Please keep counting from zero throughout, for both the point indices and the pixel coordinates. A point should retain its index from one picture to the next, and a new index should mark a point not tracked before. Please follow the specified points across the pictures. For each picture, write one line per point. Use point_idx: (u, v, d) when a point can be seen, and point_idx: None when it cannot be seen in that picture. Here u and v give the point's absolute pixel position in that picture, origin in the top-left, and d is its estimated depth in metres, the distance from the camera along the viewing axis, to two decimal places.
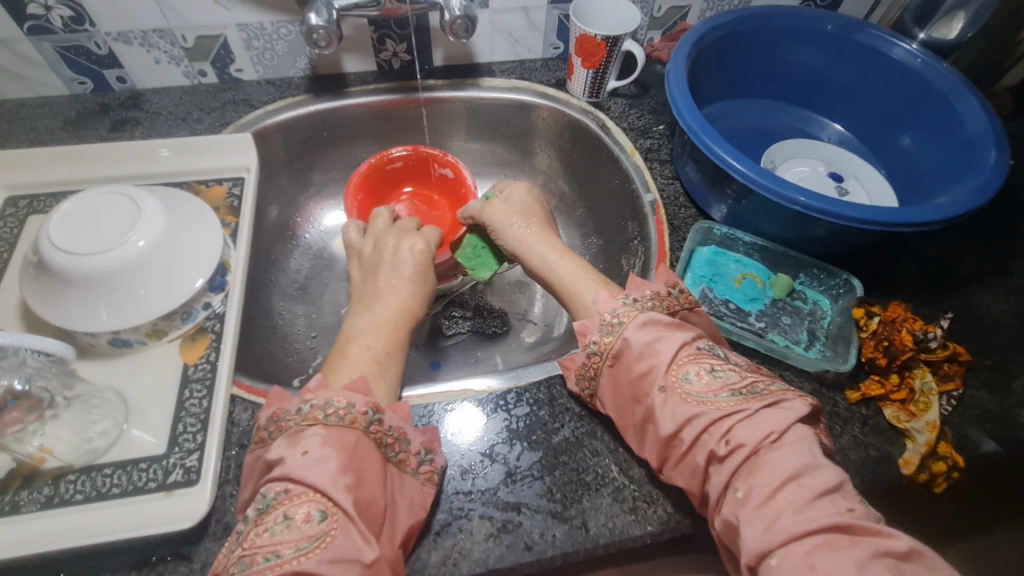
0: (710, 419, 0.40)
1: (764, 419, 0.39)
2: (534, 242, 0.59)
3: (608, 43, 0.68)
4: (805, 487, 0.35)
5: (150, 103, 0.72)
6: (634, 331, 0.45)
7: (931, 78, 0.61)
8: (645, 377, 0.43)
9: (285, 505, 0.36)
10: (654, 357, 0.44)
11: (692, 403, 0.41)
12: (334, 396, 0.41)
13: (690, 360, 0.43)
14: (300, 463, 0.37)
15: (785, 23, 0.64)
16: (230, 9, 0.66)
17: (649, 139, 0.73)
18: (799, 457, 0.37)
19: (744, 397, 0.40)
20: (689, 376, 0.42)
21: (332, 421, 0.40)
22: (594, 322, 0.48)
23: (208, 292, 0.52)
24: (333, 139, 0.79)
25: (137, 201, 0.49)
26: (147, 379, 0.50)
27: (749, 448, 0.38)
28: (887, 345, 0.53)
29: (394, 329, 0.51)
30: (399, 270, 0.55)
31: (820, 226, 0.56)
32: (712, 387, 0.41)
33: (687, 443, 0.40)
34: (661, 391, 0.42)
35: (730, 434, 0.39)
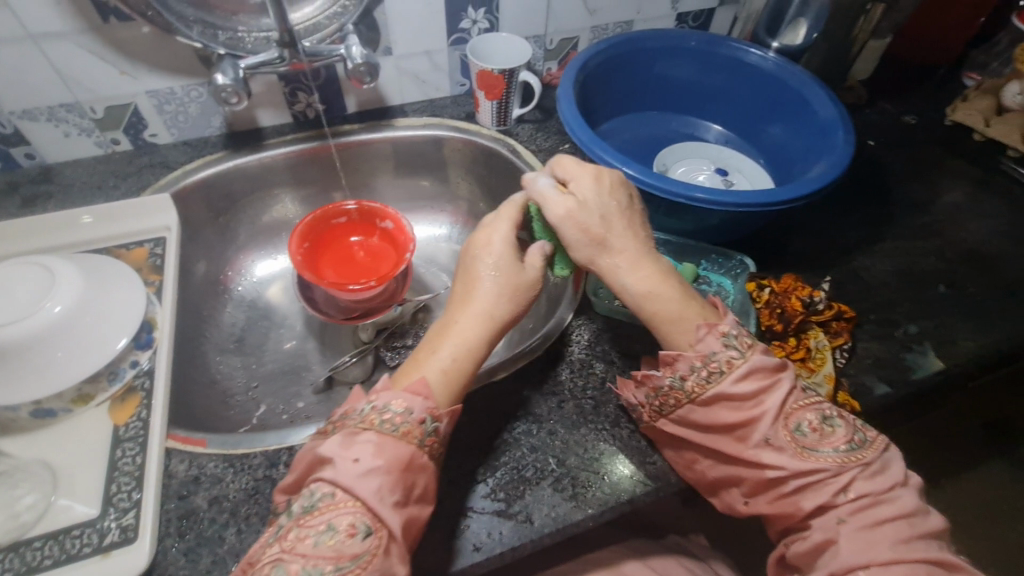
0: (814, 476, 0.44)
1: (877, 473, 0.44)
2: (604, 254, 0.52)
3: (506, 75, 0.74)
4: (912, 526, 0.42)
5: (63, 176, 0.73)
6: (744, 380, 0.46)
7: (783, 79, 0.70)
8: (757, 426, 0.46)
9: (329, 512, 0.39)
10: (762, 405, 0.46)
11: (808, 457, 0.45)
12: (392, 400, 0.44)
13: (800, 410, 0.46)
14: (355, 471, 0.41)
15: (656, 43, 0.72)
16: (137, 78, 0.69)
17: (557, 158, 0.79)
18: (912, 500, 0.44)
19: (845, 454, 0.45)
20: (805, 428, 0.46)
21: (386, 429, 0.43)
22: (689, 359, 0.48)
23: (134, 350, 0.53)
24: (258, 191, 0.81)
25: (51, 269, 0.50)
26: (73, 446, 0.49)
27: (872, 496, 0.43)
28: (781, 312, 0.59)
29: (473, 342, 0.50)
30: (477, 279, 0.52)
31: (712, 215, 0.62)
32: (826, 439, 0.45)
33: (793, 489, 0.45)
34: (768, 440, 0.45)
35: (850, 487, 0.44)
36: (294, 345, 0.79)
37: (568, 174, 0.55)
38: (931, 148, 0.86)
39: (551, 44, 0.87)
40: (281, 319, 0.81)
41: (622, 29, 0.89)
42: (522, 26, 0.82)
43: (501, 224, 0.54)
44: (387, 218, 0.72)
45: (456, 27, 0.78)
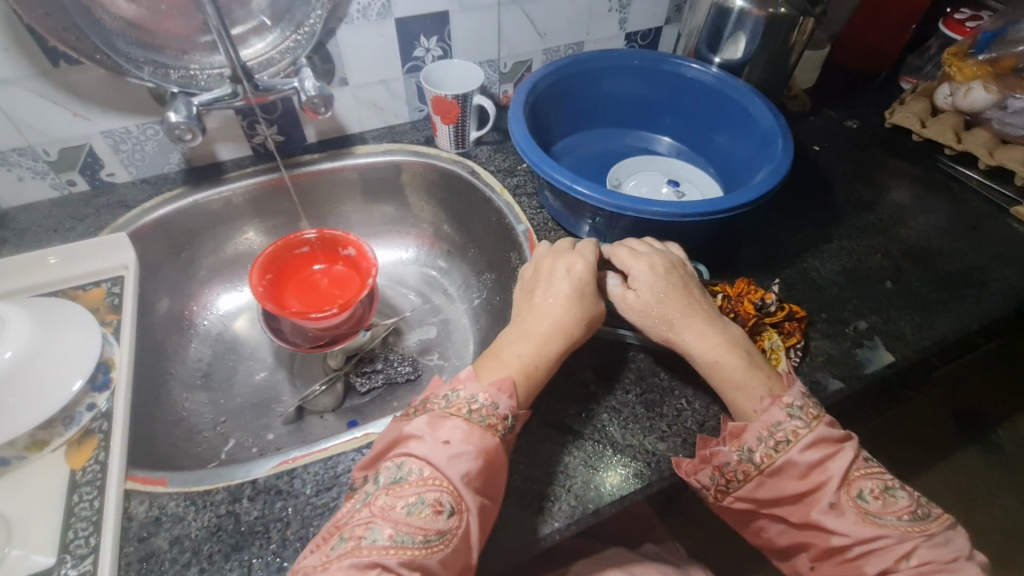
0: (879, 542, 0.45)
1: (937, 541, 0.45)
2: (676, 321, 0.55)
3: (460, 100, 0.76)
4: None
5: (18, 220, 0.72)
6: (806, 449, 0.48)
7: (725, 91, 0.73)
8: (822, 492, 0.47)
9: (417, 487, 0.44)
10: (827, 473, 0.47)
11: (870, 522, 0.46)
12: (479, 392, 0.49)
13: (863, 477, 0.48)
14: (440, 451, 0.45)
15: (602, 63, 0.75)
16: (91, 118, 0.69)
17: (515, 177, 0.81)
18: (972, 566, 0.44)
19: (911, 524, 0.46)
20: (866, 494, 0.47)
21: (474, 417, 0.48)
22: (754, 433, 0.50)
23: (90, 393, 0.53)
24: (221, 224, 0.81)
25: (1, 316, 0.50)
26: (28, 493, 0.48)
27: (932, 561, 0.44)
28: (735, 316, 0.61)
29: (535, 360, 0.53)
30: (555, 290, 0.56)
31: (663, 225, 0.64)
32: (888, 509, 0.46)
33: (854, 554, 0.46)
34: (833, 506, 0.46)
35: (915, 555, 0.44)
36: (263, 377, 0.79)
37: (637, 255, 0.57)
38: (873, 150, 0.90)
39: (506, 67, 0.89)
40: (249, 351, 0.81)
41: (573, 50, 0.92)
42: (475, 52, 0.85)
43: (587, 242, 0.59)
44: (349, 244, 0.73)
45: (410, 56, 0.80)
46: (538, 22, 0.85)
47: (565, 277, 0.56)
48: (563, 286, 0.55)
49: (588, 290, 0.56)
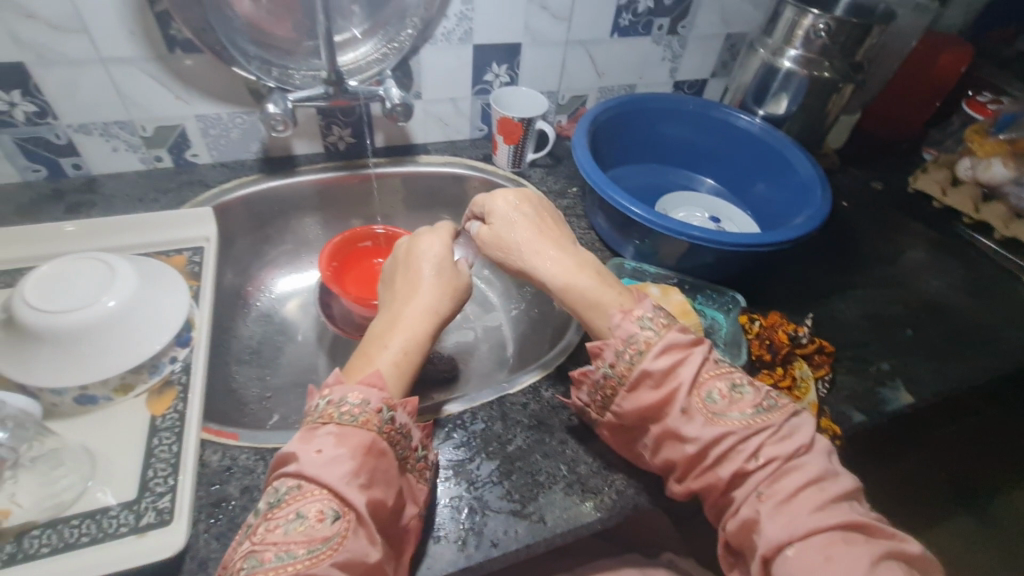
0: (734, 440, 0.46)
1: (789, 434, 0.46)
2: (530, 259, 0.59)
3: (525, 122, 0.83)
4: (824, 490, 0.43)
5: (106, 187, 0.77)
6: (653, 359, 0.49)
7: (769, 141, 0.79)
8: (674, 398, 0.48)
9: (297, 502, 0.41)
10: (677, 379, 0.49)
11: (718, 421, 0.47)
12: (349, 393, 0.47)
13: (712, 380, 0.49)
14: (316, 462, 0.43)
15: (658, 103, 0.82)
16: (190, 102, 0.75)
17: (566, 199, 0.87)
18: (821, 464, 0.45)
19: (765, 412, 0.48)
20: (714, 395, 0.48)
21: (346, 419, 0.46)
22: (610, 346, 0.52)
23: (174, 346, 0.56)
24: (286, 213, 0.86)
25: (111, 266, 0.54)
26: (112, 432, 0.52)
27: (782, 457, 0.45)
28: (770, 343, 0.65)
29: (420, 333, 0.55)
30: (418, 273, 0.60)
31: (707, 253, 0.70)
32: (733, 404, 0.48)
33: (711, 458, 0.46)
34: (685, 411, 0.48)
35: (759, 452, 0.45)
36: (307, 359, 0.82)
37: (497, 195, 0.63)
38: (896, 211, 0.96)
39: (563, 99, 0.96)
40: (296, 335, 0.85)
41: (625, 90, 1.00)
42: (538, 82, 0.92)
43: (445, 224, 0.66)
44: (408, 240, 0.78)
45: (481, 79, 0.87)
46: (598, 62, 0.93)
47: (429, 261, 0.60)
48: (428, 270, 0.60)
49: (444, 284, 0.59)
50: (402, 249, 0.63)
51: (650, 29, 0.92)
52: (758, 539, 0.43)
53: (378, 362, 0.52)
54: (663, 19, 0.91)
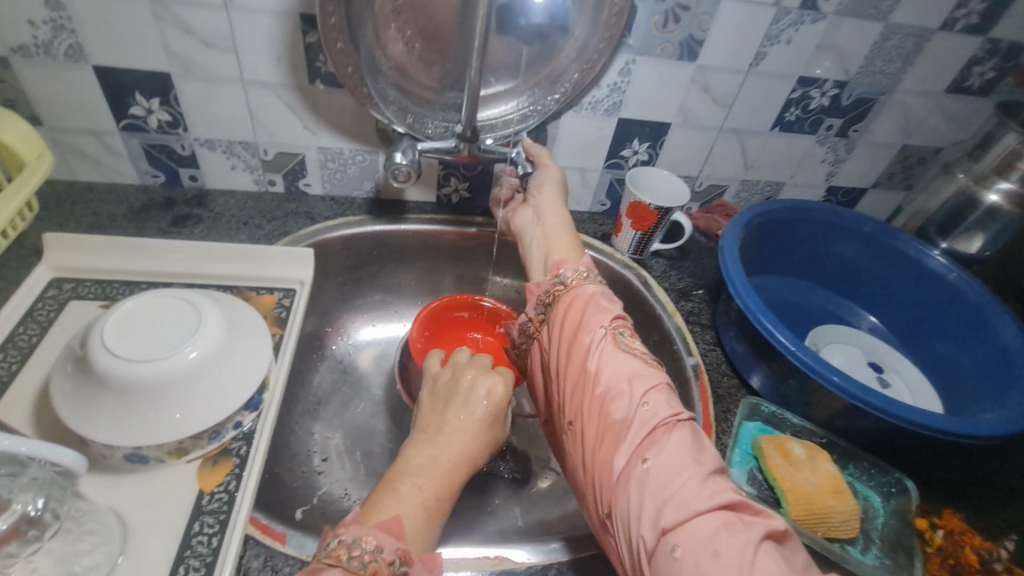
0: (629, 371, 0.48)
1: (676, 398, 0.47)
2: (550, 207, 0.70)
3: (661, 211, 0.73)
4: (703, 466, 0.41)
5: (215, 204, 0.75)
6: (595, 288, 0.56)
7: (963, 289, 0.66)
8: (594, 321, 0.53)
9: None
10: (603, 310, 0.54)
11: (622, 350, 0.50)
12: (364, 534, 0.40)
13: (626, 326, 0.53)
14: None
15: (823, 216, 0.71)
16: (316, 134, 0.72)
17: (690, 302, 0.76)
18: (698, 436, 0.44)
19: (658, 367, 0.50)
20: (625, 334, 0.52)
21: (353, 566, 0.37)
22: (572, 266, 0.60)
23: (242, 412, 0.49)
24: (382, 259, 0.80)
25: (198, 311, 0.48)
26: (154, 503, 0.45)
27: (662, 411, 0.45)
28: (953, 564, 0.51)
29: (450, 473, 0.47)
30: (472, 413, 0.51)
31: (870, 419, 0.56)
32: (639, 349, 0.51)
33: (602, 385, 0.48)
34: (601, 332, 0.52)
35: (647, 397, 0.46)
36: (371, 422, 0.74)
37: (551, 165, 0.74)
38: None
39: (700, 186, 0.86)
40: (365, 391, 0.78)
41: (772, 188, 0.88)
42: (678, 165, 0.82)
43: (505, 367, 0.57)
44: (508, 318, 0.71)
45: (617, 153, 0.79)
46: (749, 154, 0.82)
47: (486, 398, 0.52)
48: (483, 409, 0.51)
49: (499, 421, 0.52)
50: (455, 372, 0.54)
51: (817, 127, 0.80)
52: (637, 504, 0.40)
53: (400, 502, 0.43)
54: (835, 120, 0.79)
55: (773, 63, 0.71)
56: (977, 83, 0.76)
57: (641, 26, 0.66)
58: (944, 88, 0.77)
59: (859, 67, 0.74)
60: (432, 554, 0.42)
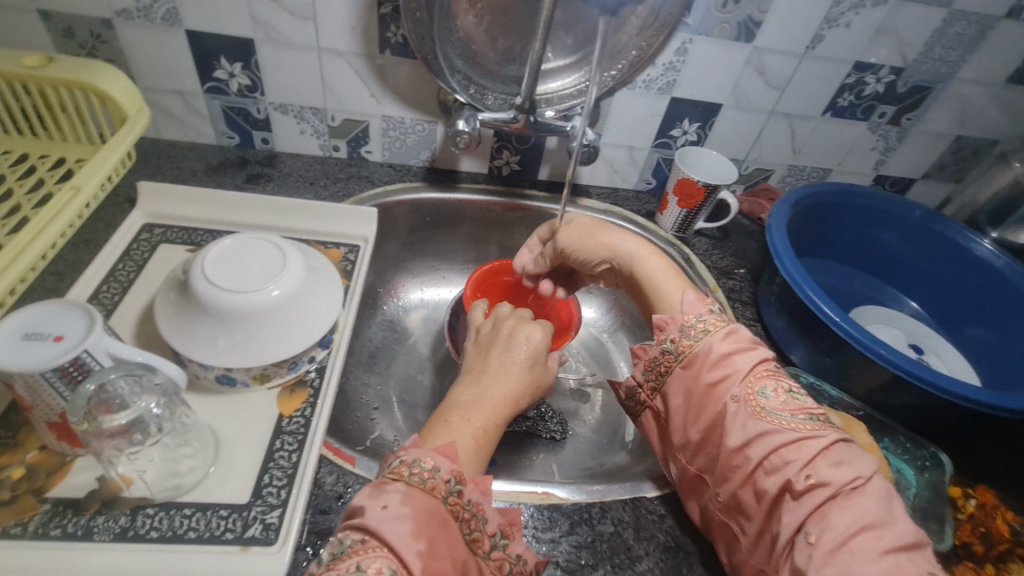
0: (782, 439, 0.43)
1: (843, 460, 0.42)
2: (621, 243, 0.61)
3: (708, 189, 0.75)
4: (884, 539, 0.38)
5: (285, 165, 0.80)
6: (719, 340, 0.50)
7: (1009, 275, 0.68)
8: (724, 384, 0.48)
9: (359, 556, 0.36)
10: (730, 367, 0.48)
11: (766, 419, 0.45)
12: (422, 455, 0.42)
13: (767, 376, 0.47)
14: (379, 517, 0.38)
15: (870, 202, 0.73)
16: (381, 102, 0.76)
17: (731, 280, 0.78)
18: (877, 509, 0.39)
19: (819, 425, 0.44)
20: (768, 391, 0.46)
21: (415, 480, 0.41)
22: (675, 323, 0.52)
23: (317, 347, 0.53)
24: (434, 226, 0.85)
25: (283, 252, 0.52)
26: (241, 421, 0.50)
27: (831, 488, 0.40)
28: (984, 532, 0.52)
29: (497, 408, 0.50)
30: (513, 355, 0.54)
31: (909, 393, 0.57)
32: (789, 407, 0.45)
33: (754, 460, 0.44)
34: (734, 400, 0.46)
35: (810, 469, 0.41)
36: (419, 377, 0.79)
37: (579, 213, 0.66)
38: None
39: (746, 170, 0.87)
40: (413, 348, 0.82)
41: (818, 174, 0.89)
42: (725, 147, 0.84)
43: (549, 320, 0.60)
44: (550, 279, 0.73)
45: (666, 133, 0.81)
46: (798, 139, 0.83)
47: (527, 343, 0.55)
48: (524, 351, 0.54)
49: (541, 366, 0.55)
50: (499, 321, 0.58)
51: (869, 114, 0.80)
52: None
53: (456, 429, 0.47)
54: (888, 107, 0.79)
55: (830, 47, 0.72)
56: None
57: (701, 6, 0.68)
58: (1003, 79, 0.76)
59: (918, 54, 0.74)
60: (483, 477, 0.44)
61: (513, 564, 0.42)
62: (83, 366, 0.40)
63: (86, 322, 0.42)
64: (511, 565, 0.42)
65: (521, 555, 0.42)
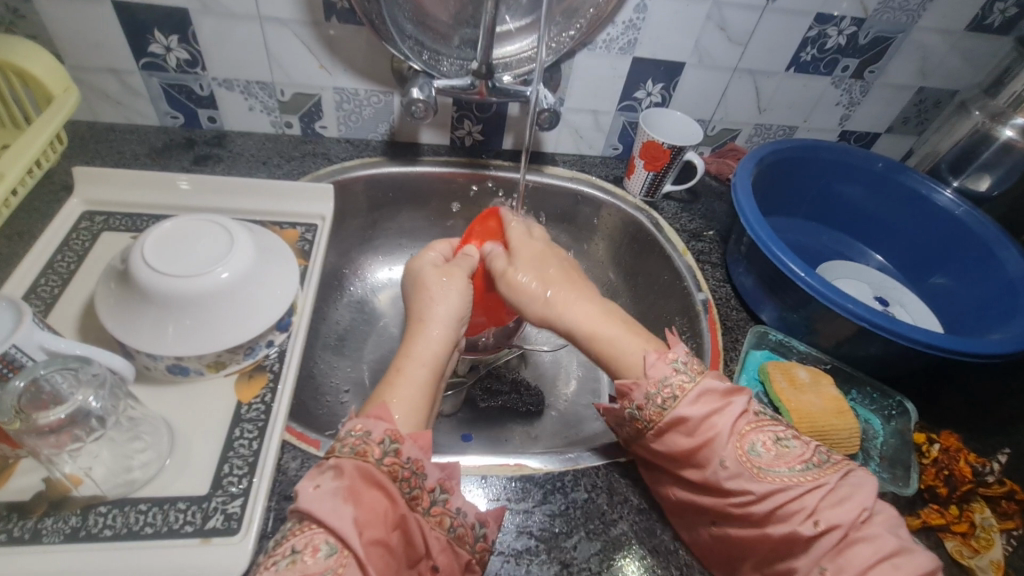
0: (787, 492, 0.42)
1: (846, 496, 0.42)
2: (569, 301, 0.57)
3: (674, 150, 0.74)
4: (900, 568, 0.38)
5: (234, 144, 0.76)
6: (689, 406, 0.46)
7: (971, 225, 0.69)
8: (710, 449, 0.45)
9: (295, 537, 0.37)
10: (713, 429, 0.45)
11: (765, 475, 0.43)
12: (353, 424, 0.42)
13: (753, 431, 0.45)
14: (311, 496, 0.38)
15: (835, 156, 0.74)
16: (332, 73, 0.72)
17: (700, 242, 0.77)
18: (892, 538, 0.40)
19: (817, 468, 0.44)
20: (758, 444, 0.44)
21: (342, 449, 0.41)
22: (643, 388, 0.48)
23: (274, 330, 0.51)
24: (397, 202, 0.82)
25: (230, 233, 0.50)
26: (197, 411, 0.48)
27: (841, 528, 0.40)
28: (947, 475, 0.53)
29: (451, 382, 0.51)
30: (424, 295, 0.57)
31: (875, 344, 0.58)
32: (783, 458, 0.44)
33: (759, 516, 0.43)
34: (724, 464, 0.44)
35: (817, 515, 0.41)
36: (391, 357, 0.78)
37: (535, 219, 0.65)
38: None
39: (712, 130, 0.86)
40: (382, 328, 0.80)
41: (784, 132, 0.88)
42: (690, 107, 0.82)
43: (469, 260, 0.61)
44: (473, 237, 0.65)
45: (630, 95, 0.79)
46: (763, 96, 0.82)
47: (447, 299, 0.56)
48: (442, 309, 0.55)
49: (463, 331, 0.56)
50: (421, 275, 0.59)
51: (833, 68, 0.79)
52: None
53: (396, 395, 0.47)
54: (851, 60, 0.78)
55: None
56: (997, 21, 0.74)
57: None
58: (964, 26, 0.75)
59: (878, 2, 0.72)
60: (422, 432, 0.44)
61: (453, 517, 0.42)
62: (15, 362, 0.38)
63: (13, 317, 0.39)
64: (451, 519, 0.42)
65: (461, 508, 0.43)
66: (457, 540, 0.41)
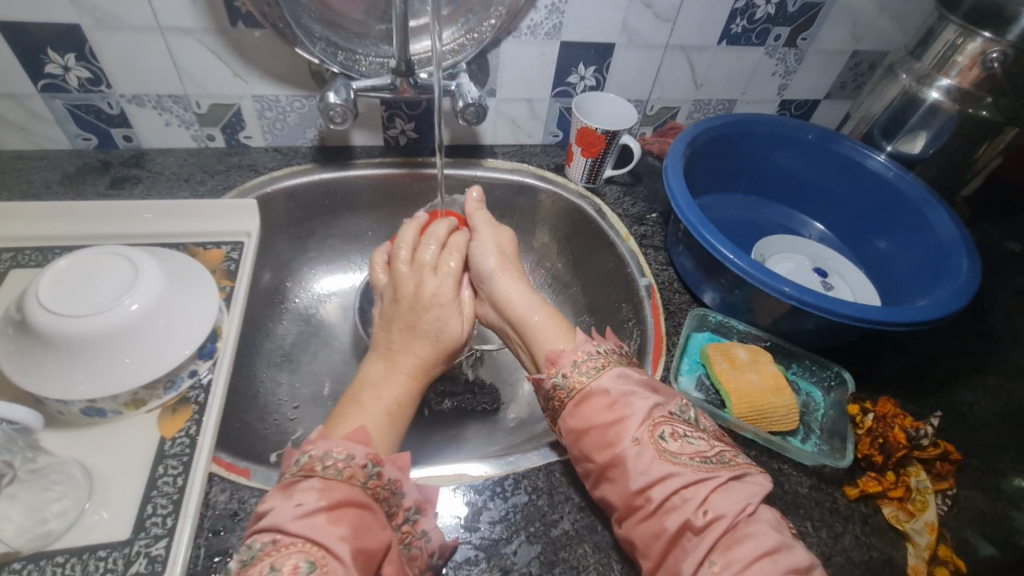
0: (681, 480, 0.42)
1: (735, 492, 0.41)
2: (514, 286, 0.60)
3: (608, 134, 0.72)
4: (779, 563, 0.37)
5: (154, 163, 0.73)
6: (609, 379, 0.48)
7: (904, 189, 0.69)
8: (624, 427, 0.45)
9: (271, 557, 0.35)
10: (629, 409, 0.45)
11: (665, 461, 0.43)
12: (334, 447, 0.42)
13: (664, 421, 0.45)
14: (293, 515, 0.37)
15: (768, 128, 0.73)
16: (248, 81, 0.69)
17: (643, 226, 0.76)
18: (773, 535, 0.39)
19: (713, 465, 0.43)
20: (666, 434, 0.44)
21: (329, 472, 0.40)
22: (569, 354, 0.51)
23: (196, 359, 0.49)
24: (334, 208, 0.80)
25: (136, 264, 0.47)
26: (119, 453, 0.46)
27: (727, 520, 0.39)
28: (882, 442, 0.54)
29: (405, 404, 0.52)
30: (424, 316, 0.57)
31: (810, 319, 0.58)
32: (685, 451, 0.43)
33: (654, 503, 0.41)
34: (634, 442, 0.44)
35: (707, 505, 0.40)
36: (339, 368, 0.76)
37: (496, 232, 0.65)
38: None
39: (651, 110, 0.85)
40: (330, 338, 0.79)
41: (723, 106, 0.87)
42: (626, 88, 0.81)
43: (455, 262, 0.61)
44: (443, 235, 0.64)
45: (563, 80, 0.77)
46: (698, 71, 0.81)
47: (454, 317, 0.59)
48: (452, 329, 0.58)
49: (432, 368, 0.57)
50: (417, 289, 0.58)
51: (765, 38, 0.78)
52: None
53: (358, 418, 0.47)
54: (782, 29, 0.77)
55: None
56: None
57: None
58: None
59: None
60: (401, 454, 0.45)
61: (416, 537, 0.42)
62: None
63: None
64: (413, 539, 0.42)
65: (428, 531, 0.43)
66: (411, 559, 0.41)
